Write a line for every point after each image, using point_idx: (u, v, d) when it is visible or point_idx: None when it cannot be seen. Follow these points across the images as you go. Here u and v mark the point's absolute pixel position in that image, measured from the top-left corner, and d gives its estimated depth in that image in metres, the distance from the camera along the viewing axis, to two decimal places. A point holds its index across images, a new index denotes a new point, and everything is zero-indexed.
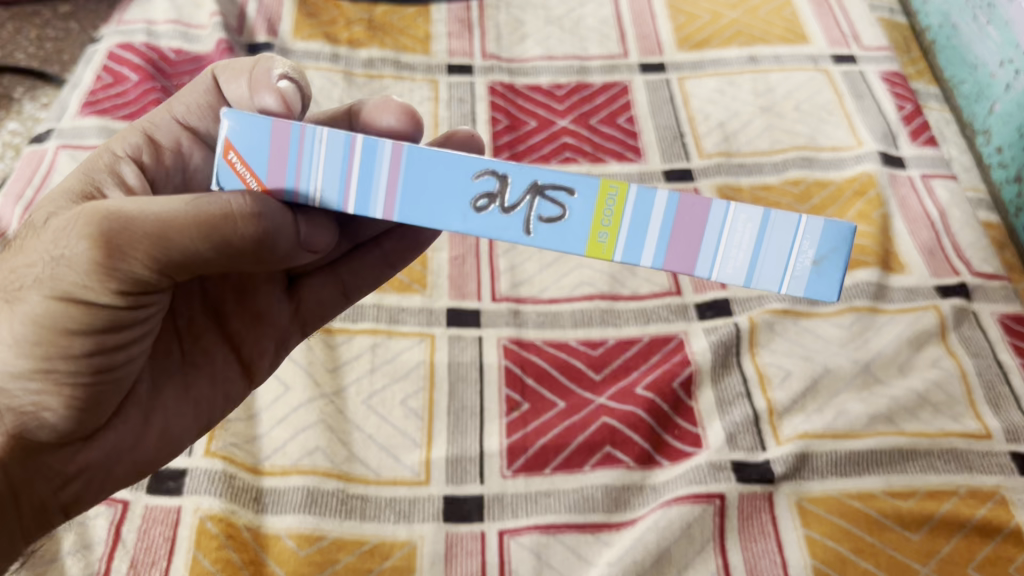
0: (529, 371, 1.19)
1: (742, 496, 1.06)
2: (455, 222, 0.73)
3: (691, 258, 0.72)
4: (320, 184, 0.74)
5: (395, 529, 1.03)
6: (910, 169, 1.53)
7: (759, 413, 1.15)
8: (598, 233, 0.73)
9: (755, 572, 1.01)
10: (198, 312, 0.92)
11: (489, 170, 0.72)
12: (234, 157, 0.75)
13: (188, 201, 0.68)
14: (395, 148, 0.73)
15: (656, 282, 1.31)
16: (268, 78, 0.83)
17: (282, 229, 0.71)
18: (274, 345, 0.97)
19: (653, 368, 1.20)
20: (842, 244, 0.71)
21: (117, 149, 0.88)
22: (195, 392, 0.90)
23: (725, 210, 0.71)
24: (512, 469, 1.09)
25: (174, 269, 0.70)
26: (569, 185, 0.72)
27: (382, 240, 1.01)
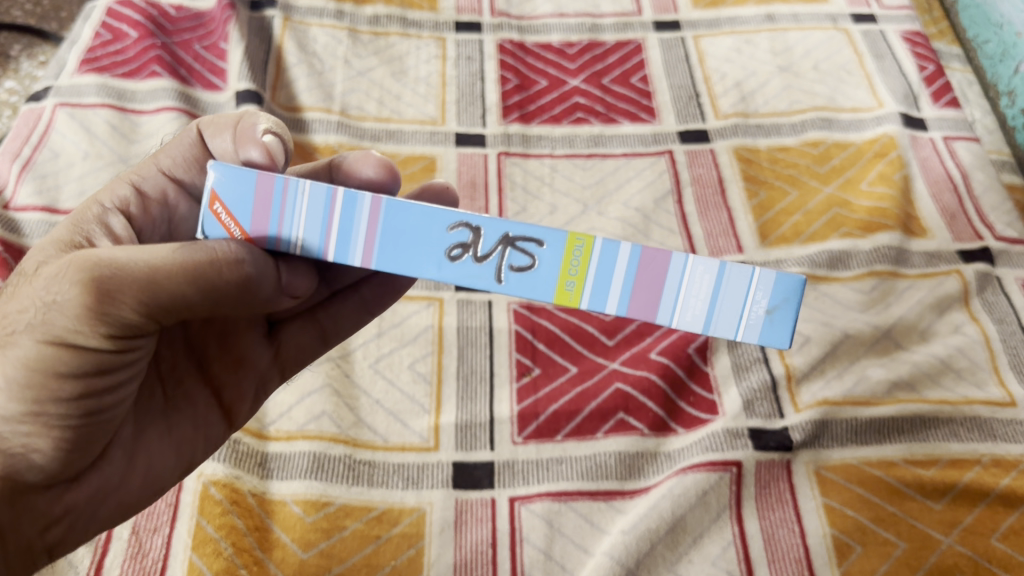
0: (540, 336, 1.16)
1: (759, 464, 1.03)
2: (430, 270, 0.67)
3: (653, 305, 0.68)
4: (304, 233, 0.68)
5: (404, 495, 1.00)
6: (932, 131, 1.48)
7: (777, 378, 1.12)
8: (565, 282, 0.68)
9: (772, 542, 0.98)
10: (182, 357, 0.85)
11: (461, 221, 0.67)
12: (219, 207, 0.69)
13: (177, 248, 0.64)
14: (374, 201, 0.67)
15: (671, 246, 1.28)
16: (253, 133, 0.77)
17: (267, 274, 0.68)
18: (254, 389, 0.91)
19: (668, 333, 1.17)
20: (794, 294, 0.67)
21: (104, 200, 0.82)
22: (178, 435, 0.82)
23: (682, 259, 0.67)
24: (522, 435, 1.07)
25: (163, 314, 0.66)
26: (539, 236, 0.67)
27: (363, 285, 0.97)
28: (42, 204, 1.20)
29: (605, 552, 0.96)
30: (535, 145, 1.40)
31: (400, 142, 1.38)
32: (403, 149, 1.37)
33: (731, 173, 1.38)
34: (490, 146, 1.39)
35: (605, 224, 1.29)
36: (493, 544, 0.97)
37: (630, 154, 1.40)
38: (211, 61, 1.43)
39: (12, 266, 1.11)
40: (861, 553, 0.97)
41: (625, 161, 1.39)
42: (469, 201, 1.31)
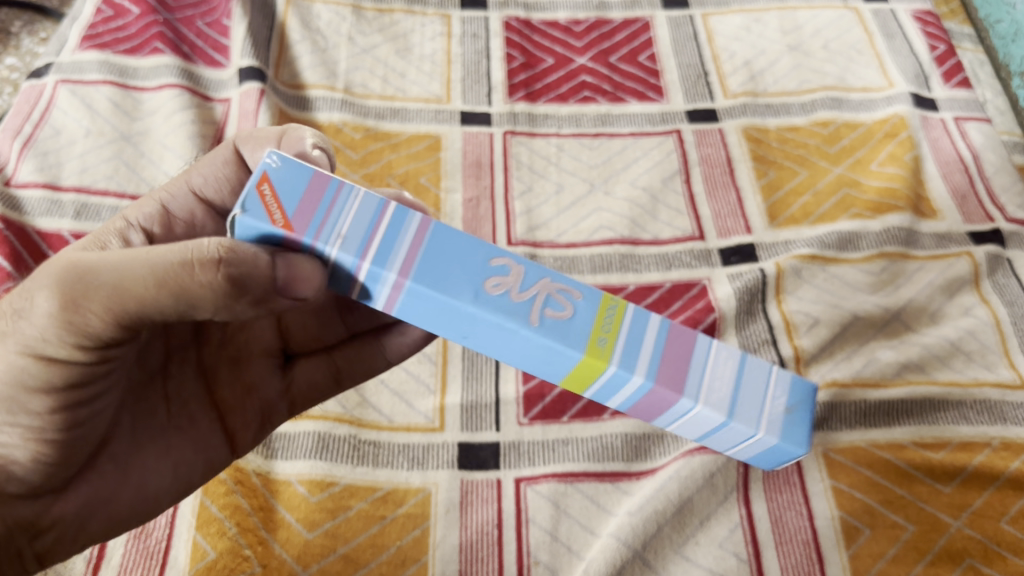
0: None
1: None
2: (466, 296, 0.65)
3: (676, 382, 0.67)
4: (345, 227, 0.66)
5: (409, 476, 1.00)
6: (943, 111, 1.46)
7: (785, 360, 1.10)
8: (596, 338, 0.67)
9: (780, 524, 0.98)
10: (190, 378, 0.86)
11: (508, 261, 0.68)
12: (266, 189, 0.66)
13: (148, 252, 0.61)
14: (422, 223, 0.68)
15: (678, 227, 1.26)
16: (299, 142, 0.81)
17: (253, 275, 0.61)
18: (259, 417, 0.90)
19: (675, 315, 1.16)
20: (808, 397, 0.71)
21: (132, 216, 0.84)
22: (175, 454, 0.82)
23: (710, 344, 0.71)
24: (529, 416, 1.06)
25: (135, 319, 0.62)
26: (578, 288, 0.69)
27: (379, 331, 0.98)
28: (44, 181, 1.19)
29: (611, 534, 0.95)
30: (542, 124, 1.38)
31: (405, 121, 1.37)
32: (408, 128, 1.36)
33: (740, 153, 1.36)
34: (495, 125, 1.37)
35: (612, 204, 1.28)
36: (498, 524, 0.97)
37: (638, 133, 1.38)
38: (214, 38, 1.41)
39: (13, 244, 1.10)
40: (869, 536, 0.97)
41: (632, 140, 1.37)
42: (475, 180, 1.30)
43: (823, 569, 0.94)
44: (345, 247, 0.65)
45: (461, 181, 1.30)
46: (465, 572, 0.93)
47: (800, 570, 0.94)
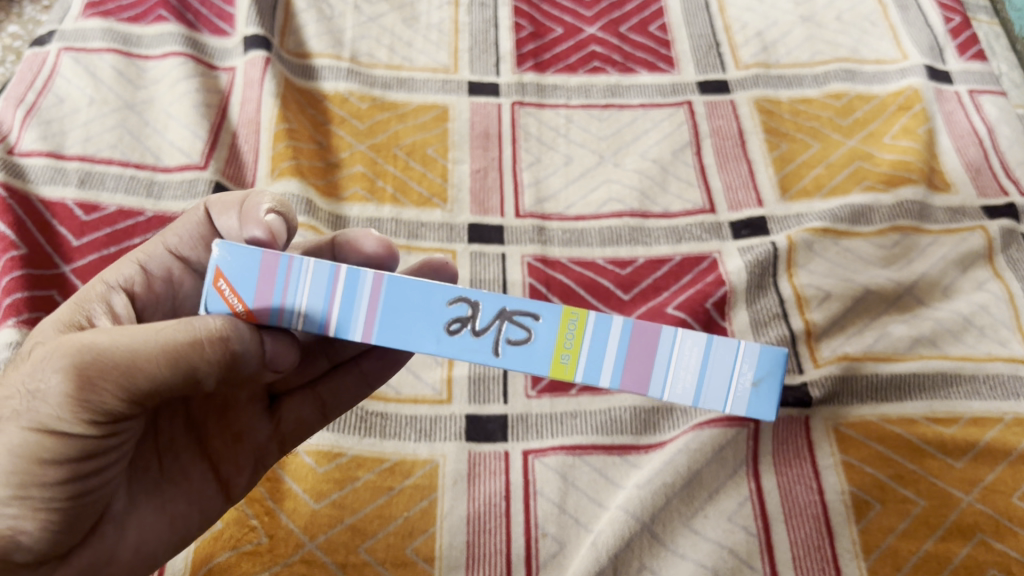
0: (554, 289, 1.14)
1: (778, 421, 1.02)
2: (428, 344, 0.65)
3: (644, 378, 0.65)
4: (299, 304, 0.66)
5: (417, 448, 0.99)
6: (958, 84, 1.44)
7: (796, 333, 1.09)
8: (559, 354, 0.65)
9: (789, 498, 0.97)
10: (180, 432, 0.81)
11: (462, 296, 0.66)
12: (223, 284, 0.67)
13: (155, 330, 0.64)
14: (372, 278, 0.66)
15: (688, 200, 1.25)
16: (257, 211, 0.78)
17: (249, 350, 0.66)
18: (253, 462, 0.85)
19: (684, 289, 1.14)
20: (778, 367, 0.64)
21: (110, 279, 0.82)
22: (171, 507, 0.78)
23: (672, 334, 0.65)
24: (536, 389, 1.05)
25: (145, 396, 0.65)
26: (535, 309, 0.65)
27: (363, 358, 0.92)
28: (48, 150, 1.17)
29: (619, 507, 0.94)
30: (550, 94, 1.36)
31: (412, 91, 1.34)
32: (415, 98, 1.34)
33: (752, 125, 1.34)
34: (503, 96, 1.35)
35: (622, 176, 1.26)
36: (506, 497, 0.96)
37: (648, 104, 1.36)
38: (218, 7, 1.39)
39: (16, 213, 1.09)
40: (879, 510, 0.96)
41: (642, 112, 1.35)
42: (483, 151, 1.28)
43: (833, 543, 0.94)
44: (303, 325, 0.67)
45: (468, 153, 1.28)
46: (473, 542, 0.93)
47: (810, 543, 0.94)
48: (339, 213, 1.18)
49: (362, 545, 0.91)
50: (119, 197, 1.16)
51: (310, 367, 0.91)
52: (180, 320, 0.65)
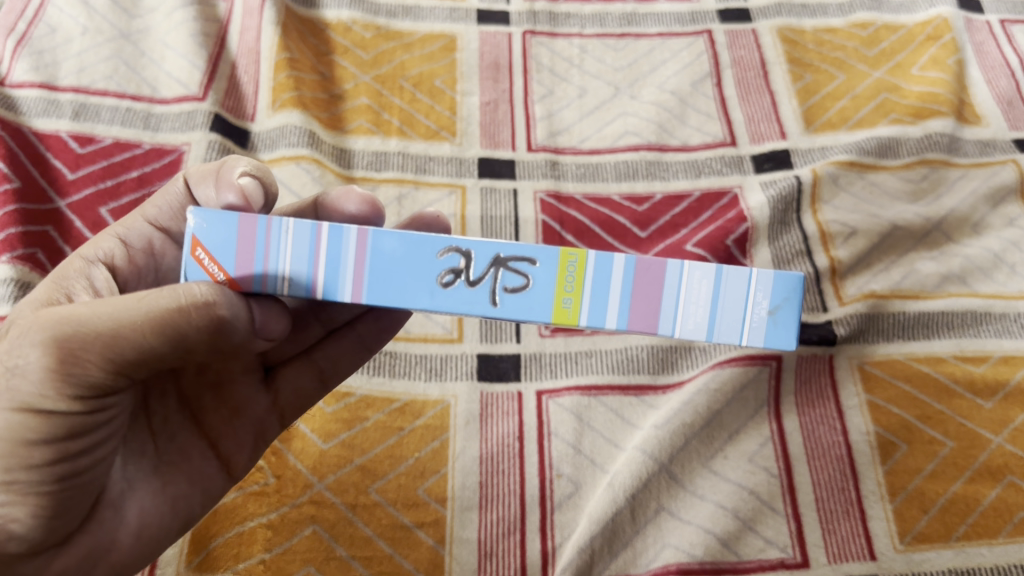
0: (569, 226, 1.09)
1: (800, 359, 0.98)
2: (423, 299, 0.62)
3: (653, 317, 0.61)
4: (281, 265, 0.62)
5: (427, 387, 0.96)
6: (989, 14, 1.37)
7: (821, 271, 1.05)
8: (561, 299, 0.62)
9: (813, 438, 0.93)
10: (173, 412, 0.74)
11: (452, 247, 0.61)
12: (202, 252, 0.63)
13: (139, 298, 0.59)
14: (354, 235, 0.62)
15: (708, 132, 1.19)
16: (231, 175, 0.73)
17: (239, 317, 0.61)
18: (254, 438, 0.78)
19: (704, 226, 1.09)
20: (796, 292, 0.60)
21: (88, 253, 0.77)
22: (172, 490, 0.71)
23: (679, 268, 0.61)
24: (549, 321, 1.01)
25: (132, 367, 0.60)
26: (530, 254, 0.61)
27: (358, 321, 0.85)
28: (41, 81, 1.12)
29: (637, 447, 0.91)
30: (563, 24, 1.30)
31: (418, 19, 1.28)
32: (421, 27, 1.27)
33: (775, 56, 1.28)
34: (514, 25, 1.29)
35: (639, 109, 1.20)
36: (519, 437, 0.93)
37: (666, 34, 1.30)
38: None
39: (9, 143, 1.05)
40: (906, 451, 0.93)
41: (659, 42, 1.29)
42: (493, 83, 1.22)
43: (858, 485, 0.91)
44: (290, 287, 0.62)
45: (478, 84, 1.22)
46: (486, 483, 0.89)
47: (833, 485, 0.91)
48: (343, 146, 1.13)
49: (372, 486, 0.88)
50: (116, 129, 1.11)
51: (304, 334, 0.84)
52: (168, 287, 0.59)
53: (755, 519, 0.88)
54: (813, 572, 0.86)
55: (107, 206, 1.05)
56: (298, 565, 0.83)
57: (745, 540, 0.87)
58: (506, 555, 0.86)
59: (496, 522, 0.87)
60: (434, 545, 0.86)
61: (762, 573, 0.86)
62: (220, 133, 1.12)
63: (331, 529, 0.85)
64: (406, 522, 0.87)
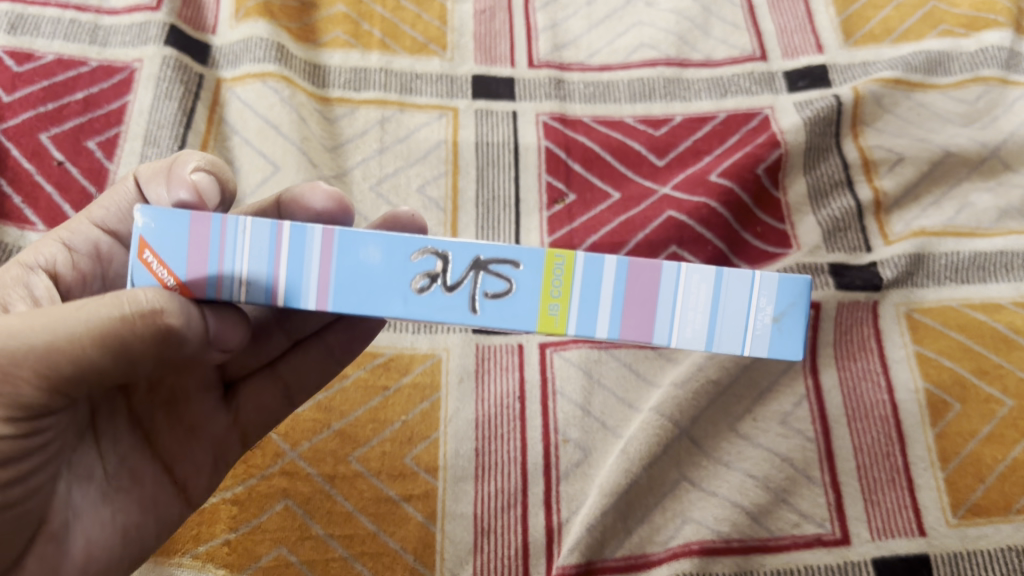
0: (576, 154, 0.96)
1: (841, 306, 0.86)
2: (393, 306, 0.49)
3: (646, 323, 0.50)
4: (241, 266, 0.50)
5: (416, 340, 0.84)
6: None
7: (864, 204, 0.92)
8: (546, 306, 0.50)
9: (855, 396, 0.82)
10: (124, 433, 0.62)
11: (425, 248, 0.49)
12: (150, 255, 0.50)
13: (78, 307, 0.47)
14: (320, 234, 0.49)
15: (735, 45, 1.04)
16: (180, 172, 0.59)
17: (192, 329, 0.49)
18: (211, 460, 0.66)
19: (730, 153, 0.95)
20: (804, 296, 0.50)
21: (27, 259, 0.65)
22: (122, 518, 0.60)
23: (674, 270, 0.50)
24: (551, 239, 0.91)
25: (69, 383, 0.48)
26: (512, 255, 0.49)
27: (327, 330, 0.71)
28: None
29: (654, 408, 0.79)
30: None
31: None
32: None
33: None
34: None
35: (656, 17, 1.05)
36: (521, 397, 0.81)
37: None
38: None
39: None
40: (959, 411, 0.81)
41: None
42: None
43: (904, 450, 0.80)
44: (247, 290, 0.50)
45: None
46: (482, 450, 0.78)
47: (877, 449, 0.80)
48: (317, 61, 0.99)
49: (353, 454, 0.77)
50: (58, 45, 0.95)
51: (265, 345, 0.70)
52: (110, 294, 0.47)
53: (789, 490, 0.78)
54: (854, 550, 0.76)
55: (48, 131, 0.90)
56: (268, 546, 0.73)
57: (777, 514, 0.77)
58: (506, 532, 0.75)
59: (496, 494, 0.77)
60: (424, 521, 0.75)
61: (797, 551, 0.75)
62: (177, 48, 0.96)
63: (305, 504, 0.75)
64: (392, 495, 0.76)
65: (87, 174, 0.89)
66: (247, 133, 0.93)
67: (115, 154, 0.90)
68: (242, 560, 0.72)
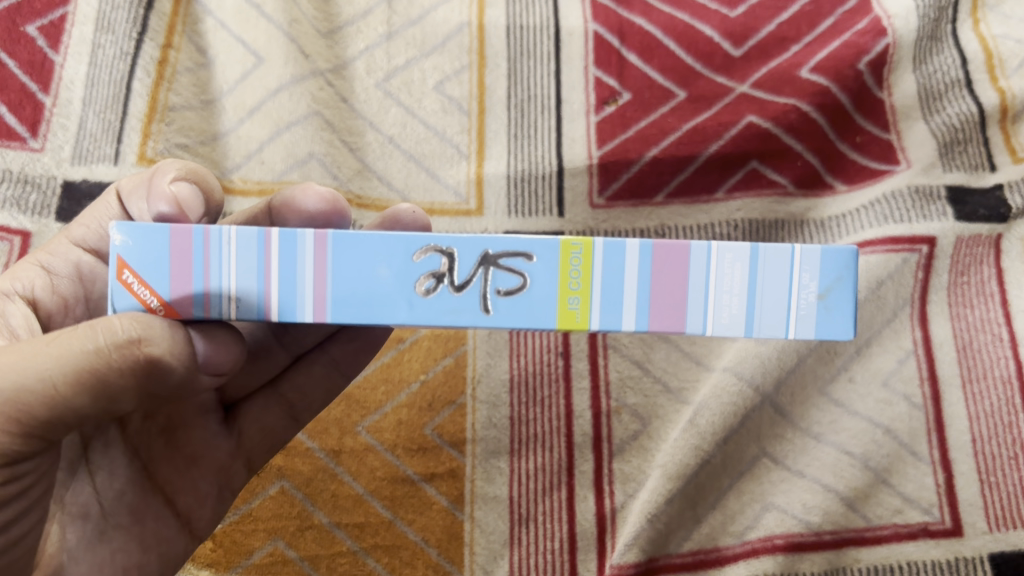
0: (631, 42, 0.76)
1: (960, 241, 0.69)
2: (395, 312, 0.37)
3: (676, 310, 0.37)
4: (239, 283, 0.37)
5: None
6: None
7: (987, 112, 0.71)
8: (565, 299, 0.37)
9: (969, 351, 0.66)
10: (121, 464, 0.50)
11: (427, 243, 0.37)
12: (131, 276, 0.37)
13: (52, 340, 0.37)
14: (322, 234, 0.37)
15: None
16: (159, 182, 0.45)
17: (182, 359, 0.38)
18: (218, 488, 0.54)
19: (826, 38, 0.75)
20: (853, 266, 0.37)
21: (1, 284, 0.50)
22: (123, 558, 0.49)
23: (700, 245, 0.37)
24: (601, 151, 0.74)
25: (47, 429, 0.38)
26: (526, 244, 0.37)
27: (332, 340, 0.57)
28: None
29: (729, 368, 0.65)
30: None
31: None
32: None
33: None
34: None
35: None
36: (564, 353, 0.66)
37: None
38: None
39: None
40: None
41: None
42: None
43: None
44: (250, 310, 0.37)
45: None
46: (518, 419, 0.64)
47: (996, 419, 0.64)
48: None
49: (361, 424, 0.64)
50: None
51: (264, 363, 0.56)
52: (84, 323, 0.37)
53: (889, 469, 0.64)
54: (967, 543, 0.62)
55: None
56: (261, 539, 0.61)
57: (875, 498, 0.64)
58: (547, 520, 0.63)
59: (536, 473, 0.63)
60: (450, 507, 0.63)
61: (898, 544, 0.62)
62: None
63: (306, 488, 0.62)
64: (410, 475, 0.63)
65: (28, 68, 0.70)
66: (222, 13, 0.74)
67: (62, 42, 0.71)
68: (230, 557, 0.61)
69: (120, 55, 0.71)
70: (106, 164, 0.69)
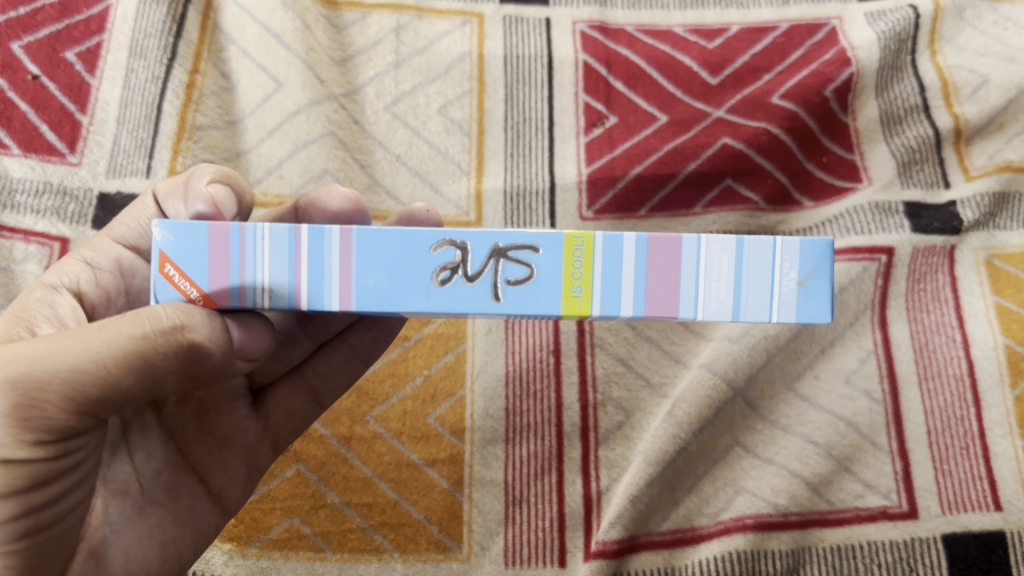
0: (617, 70, 0.83)
1: (916, 251, 0.75)
2: (413, 301, 0.44)
3: (671, 297, 0.44)
4: (271, 277, 0.44)
5: None
6: None
7: (942, 134, 0.79)
8: (569, 288, 0.44)
9: (926, 352, 0.72)
10: (158, 447, 0.56)
11: (442, 238, 0.43)
12: (172, 269, 0.43)
13: (100, 329, 0.43)
14: (347, 231, 0.44)
15: None
16: (196, 183, 0.53)
17: (218, 344, 0.44)
18: (246, 469, 0.60)
19: (794, 69, 0.82)
20: (827, 258, 0.44)
21: (50, 279, 0.57)
22: (159, 532, 0.54)
23: (692, 238, 0.44)
24: (590, 168, 0.81)
25: (97, 406, 0.44)
26: (532, 239, 0.43)
27: (351, 331, 0.64)
28: None
29: (705, 365, 0.71)
30: None
31: None
32: None
33: None
34: None
35: None
36: (555, 351, 0.72)
37: None
38: None
39: None
40: None
41: None
42: None
43: (979, 414, 0.70)
44: (281, 300, 0.44)
45: None
46: (512, 410, 0.71)
47: (949, 413, 0.71)
48: None
49: (371, 413, 0.70)
50: None
51: (289, 350, 0.63)
52: (129, 312, 0.43)
53: (852, 457, 0.70)
54: (922, 525, 0.68)
55: (19, 40, 0.76)
56: (278, 516, 0.67)
57: (839, 484, 0.70)
58: (539, 501, 0.69)
59: (528, 459, 0.70)
60: (450, 489, 0.69)
61: (859, 526, 0.68)
62: None
63: (319, 470, 0.68)
64: (414, 459, 0.69)
65: (66, 90, 0.77)
66: (245, 42, 0.81)
67: (98, 67, 0.78)
68: (250, 532, 0.67)
69: (152, 79, 0.78)
70: (138, 178, 0.76)
